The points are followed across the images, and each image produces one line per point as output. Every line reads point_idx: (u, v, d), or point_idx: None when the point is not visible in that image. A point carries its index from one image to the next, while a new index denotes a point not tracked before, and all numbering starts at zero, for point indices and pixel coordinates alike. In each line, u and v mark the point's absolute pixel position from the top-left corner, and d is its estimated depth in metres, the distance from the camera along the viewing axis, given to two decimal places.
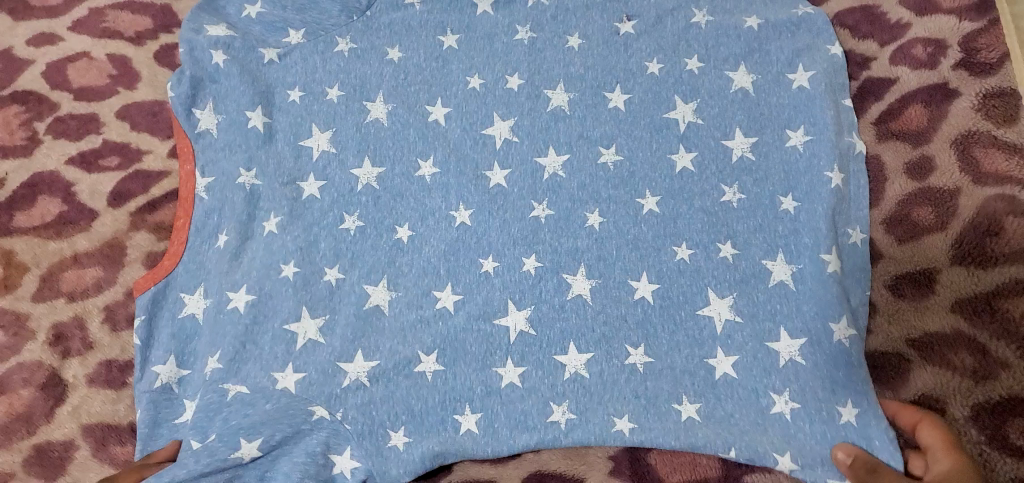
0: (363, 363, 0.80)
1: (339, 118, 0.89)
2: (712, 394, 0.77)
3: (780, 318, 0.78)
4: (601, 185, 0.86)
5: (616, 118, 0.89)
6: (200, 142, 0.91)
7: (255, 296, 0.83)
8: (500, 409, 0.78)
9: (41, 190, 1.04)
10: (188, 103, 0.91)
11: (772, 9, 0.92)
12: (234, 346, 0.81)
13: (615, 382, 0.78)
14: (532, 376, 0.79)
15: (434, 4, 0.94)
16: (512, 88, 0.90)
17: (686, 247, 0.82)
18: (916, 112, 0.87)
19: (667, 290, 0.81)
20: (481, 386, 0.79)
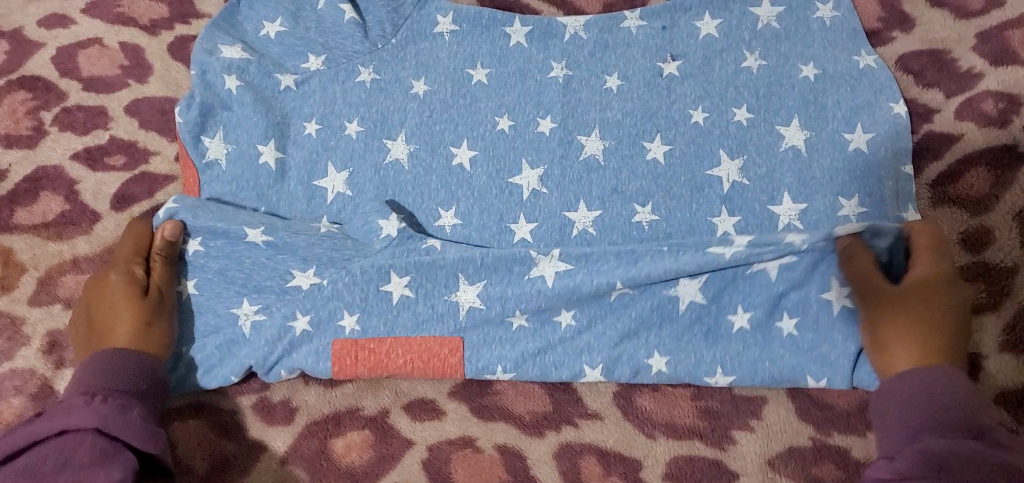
0: (399, 281, 0.76)
1: (358, 157, 0.84)
2: (733, 291, 0.74)
3: (811, 350, 0.73)
4: (634, 245, 0.79)
5: (654, 171, 0.82)
6: (204, 173, 0.83)
7: (264, 306, 0.76)
8: (515, 289, 0.75)
9: (43, 185, 0.86)
10: (196, 130, 0.83)
11: (834, 57, 0.84)
12: (270, 301, 0.77)
13: (631, 253, 0.74)
14: (567, 277, 0.74)
15: (464, 35, 0.89)
16: (543, 132, 0.84)
17: (726, 308, 0.74)
18: (976, 175, 0.78)
19: (682, 357, 0.75)
20: (517, 266, 0.75)
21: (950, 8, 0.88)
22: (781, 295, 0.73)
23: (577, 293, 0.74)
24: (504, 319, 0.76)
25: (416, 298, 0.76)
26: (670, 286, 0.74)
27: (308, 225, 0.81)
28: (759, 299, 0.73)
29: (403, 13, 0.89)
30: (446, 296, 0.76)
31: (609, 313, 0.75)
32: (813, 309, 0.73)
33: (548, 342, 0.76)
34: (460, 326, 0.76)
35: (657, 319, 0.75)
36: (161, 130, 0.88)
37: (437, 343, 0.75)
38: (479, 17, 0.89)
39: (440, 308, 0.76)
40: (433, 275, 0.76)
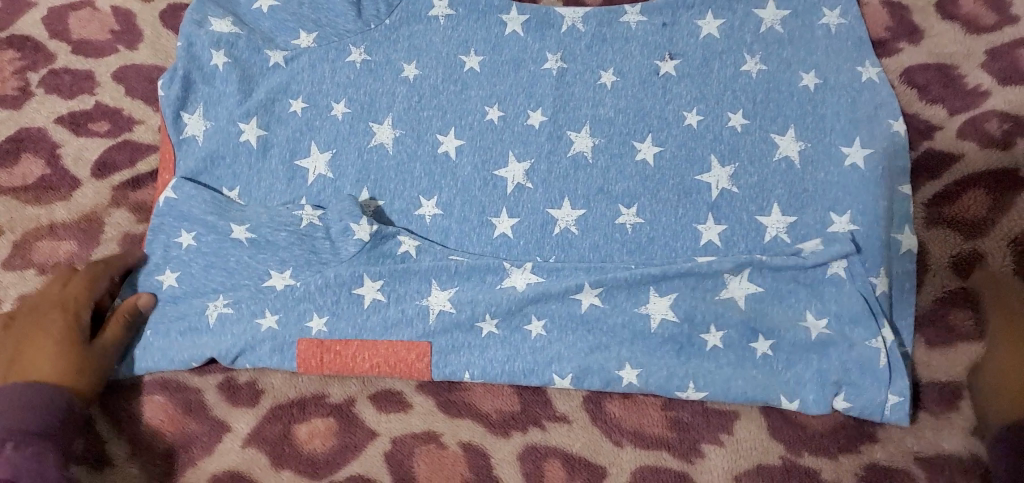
0: (372, 285, 0.76)
1: (342, 140, 0.83)
2: (707, 310, 0.73)
3: (785, 378, 0.71)
4: (615, 248, 0.78)
5: (642, 173, 0.80)
6: (183, 150, 0.83)
7: (236, 300, 0.76)
8: (486, 291, 0.75)
9: (25, 147, 0.85)
10: (177, 105, 0.83)
11: (837, 66, 0.82)
12: (246, 293, 0.76)
13: (604, 268, 0.75)
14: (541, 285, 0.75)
15: (460, 19, 0.86)
16: (532, 125, 0.83)
17: (700, 328, 0.73)
18: (974, 197, 0.75)
19: (655, 374, 0.72)
20: (494, 276, 0.76)
21: (962, 20, 0.84)
22: (754, 319, 0.72)
23: (547, 299, 0.74)
24: (473, 325, 0.75)
25: (387, 302, 0.76)
26: (641, 303, 0.74)
27: (291, 212, 0.78)
28: (732, 320, 0.72)
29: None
30: (417, 301, 0.75)
31: (581, 325, 0.74)
32: (787, 334, 0.71)
33: (517, 349, 0.74)
34: (429, 331, 0.75)
35: (629, 334, 0.74)
36: (147, 98, 0.87)
37: (404, 346, 0.74)
38: (476, 2, 0.86)
39: (411, 312, 0.75)
40: (405, 279, 0.76)
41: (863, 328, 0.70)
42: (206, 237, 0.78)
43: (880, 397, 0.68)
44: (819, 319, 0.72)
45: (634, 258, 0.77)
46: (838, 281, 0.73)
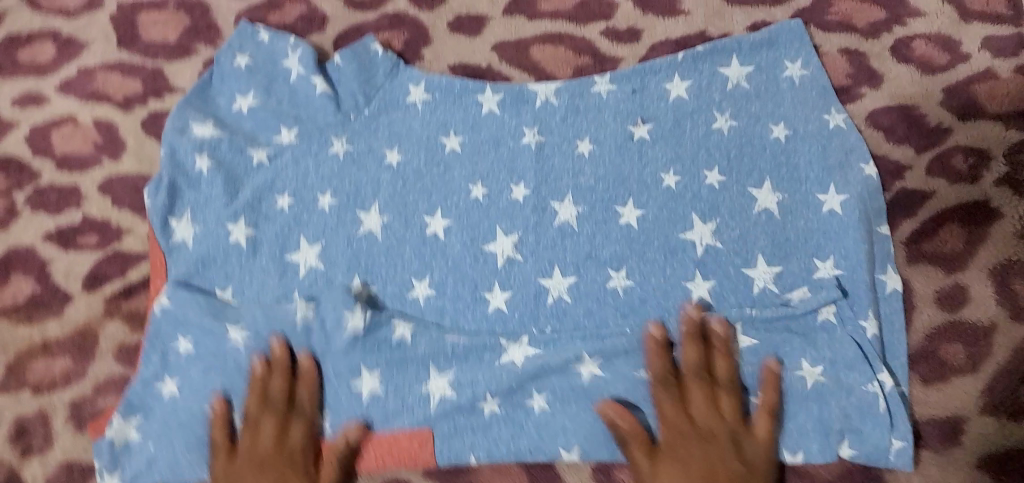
0: (369, 376, 0.76)
1: (330, 231, 0.84)
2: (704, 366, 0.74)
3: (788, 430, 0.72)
4: (609, 311, 0.79)
5: (628, 236, 0.81)
6: (174, 254, 0.84)
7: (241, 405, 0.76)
8: (483, 372, 0.75)
9: (15, 266, 0.86)
10: (165, 212, 0.84)
11: (804, 117, 0.84)
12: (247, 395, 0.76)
13: (599, 333, 0.77)
14: (539, 361, 0.75)
15: (437, 103, 0.89)
16: (516, 199, 0.84)
17: None
18: (950, 231, 0.78)
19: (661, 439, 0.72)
20: (489, 355, 0.77)
21: (918, 61, 0.86)
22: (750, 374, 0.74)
23: (546, 373, 0.75)
24: (476, 406, 0.75)
25: (386, 393, 0.76)
26: (640, 366, 0.75)
27: (284, 307, 0.79)
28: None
29: (374, 84, 0.89)
30: (417, 389, 0.76)
31: (584, 396, 0.74)
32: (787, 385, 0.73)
33: (521, 428, 0.74)
34: (430, 417, 0.75)
35: (632, 400, 0.74)
36: (134, 205, 0.88)
37: (406, 437, 0.75)
38: (451, 85, 0.89)
39: (412, 399, 0.75)
40: (403, 367, 0.76)
41: (860, 372, 0.72)
42: (200, 341, 0.78)
43: (885, 442, 0.70)
44: (815, 365, 0.73)
45: (628, 321, 0.78)
46: (830, 326, 0.75)
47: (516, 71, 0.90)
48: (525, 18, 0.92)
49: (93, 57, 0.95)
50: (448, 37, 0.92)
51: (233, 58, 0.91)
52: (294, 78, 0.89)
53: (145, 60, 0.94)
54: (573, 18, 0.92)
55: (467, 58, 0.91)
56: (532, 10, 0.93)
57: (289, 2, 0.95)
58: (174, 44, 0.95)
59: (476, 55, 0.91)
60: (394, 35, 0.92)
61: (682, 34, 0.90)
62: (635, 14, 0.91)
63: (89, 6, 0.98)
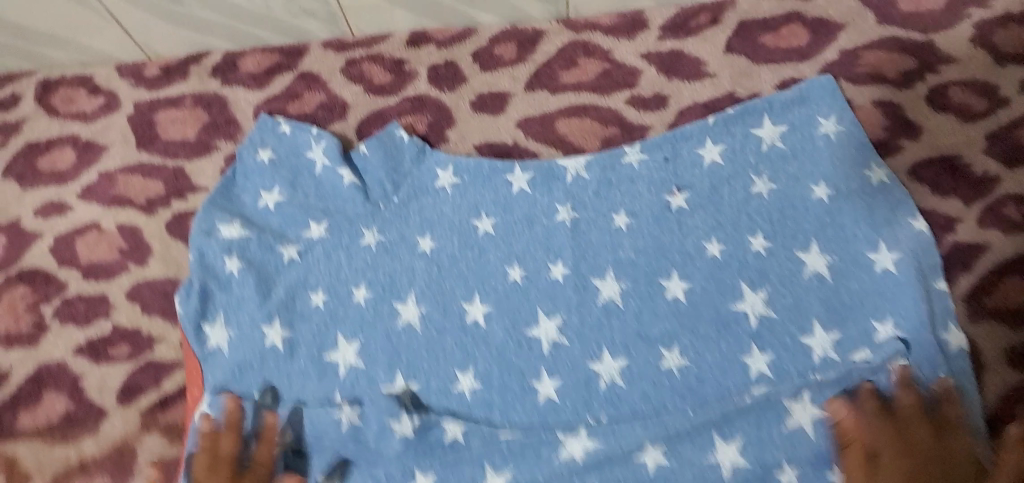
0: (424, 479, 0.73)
1: (368, 325, 0.82)
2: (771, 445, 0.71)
3: None
4: (665, 394, 0.76)
5: (676, 311, 0.79)
6: (210, 362, 0.81)
7: None
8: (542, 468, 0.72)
9: (46, 384, 0.83)
10: (197, 318, 0.82)
11: (847, 171, 0.82)
12: None
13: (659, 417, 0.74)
14: (600, 452, 0.72)
15: (467, 185, 0.87)
16: (556, 279, 0.82)
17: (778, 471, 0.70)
18: (1010, 285, 0.75)
19: None
20: (549, 450, 0.73)
21: (955, 109, 0.83)
22: (825, 447, 0.70)
23: (612, 464, 0.72)
24: None
25: None
26: (708, 450, 0.71)
27: (331, 413, 0.76)
28: (805, 452, 0.70)
29: (400, 172, 0.88)
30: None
31: None
32: None
33: None
34: None
35: None
36: (164, 311, 0.85)
37: None
38: (479, 167, 0.87)
39: None
40: (458, 467, 0.73)
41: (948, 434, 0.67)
42: None
43: None
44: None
45: (687, 401, 0.76)
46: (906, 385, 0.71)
47: (543, 147, 0.88)
48: (548, 92, 0.91)
49: (113, 160, 0.93)
50: (472, 117, 0.90)
51: (254, 156, 0.90)
52: (319, 171, 0.88)
53: (165, 161, 0.92)
54: (597, 88, 0.90)
55: (492, 136, 0.89)
56: (554, 83, 0.91)
57: (307, 92, 0.94)
58: (194, 142, 0.93)
59: (501, 133, 0.89)
60: (416, 119, 0.91)
61: (710, 98, 0.88)
62: (660, 80, 0.90)
63: (106, 108, 0.97)
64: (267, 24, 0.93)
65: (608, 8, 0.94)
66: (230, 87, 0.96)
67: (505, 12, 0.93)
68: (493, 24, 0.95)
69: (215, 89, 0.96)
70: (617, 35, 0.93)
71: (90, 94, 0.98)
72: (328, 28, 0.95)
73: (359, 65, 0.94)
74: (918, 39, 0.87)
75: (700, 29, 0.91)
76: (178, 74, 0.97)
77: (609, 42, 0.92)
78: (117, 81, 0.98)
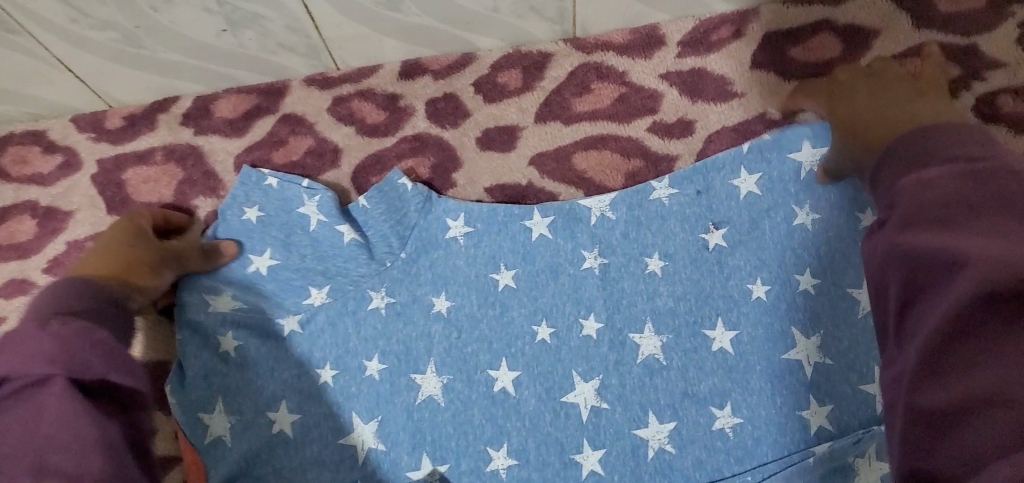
0: None
1: (386, 402, 0.73)
2: None
3: None
4: (721, 459, 0.69)
5: (725, 364, 0.72)
6: (209, 454, 0.72)
7: None
8: None
9: None
10: (194, 409, 0.73)
11: None
12: None
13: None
14: None
15: (479, 234, 0.79)
16: (590, 335, 0.74)
17: None
18: None
19: None
20: None
21: (1008, 120, 0.77)
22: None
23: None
24: None
25: None
26: None
27: None
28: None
29: (405, 224, 0.79)
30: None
31: None
32: None
33: None
34: None
35: None
36: (157, 400, 0.78)
37: None
38: (493, 214, 0.79)
39: None
40: None
41: None
42: None
43: None
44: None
45: (746, 466, 0.69)
46: None
47: (562, 186, 0.80)
48: (560, 123, 0.82)
49: (81, 227, 0.84)
50: (479, 156, 0.82)
51: (239, 217, 0.80)
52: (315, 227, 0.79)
53: None
54: (614, 115, 0.82)
55: (504, 178, 0.81)
56: (566, 112, 0.83)
57: (293, 137, 0.84)
58: (170, 201, 0.83)
59: (514, 173, 0.81)
60: (419, 161, 0.82)
61: (740, 120, 0.80)
62: (683, 103, 0.82)
63: (66, 168, 0.86)
64: (242, 64, 0.83)
65: (620, 24, 0.85)
66: (205, 136, 0.86)
67: (509, 35, 0.83)
68: (495, 49, 0.86)
69: (188, 139, 0.86)
70: (632, 55, 0.84)
71: (45, 152, 0.87)
72: (311, 63, 0.85)
73: (347, 103, 0.85)
74: (960, 43, 0.80)
75: (722, 43, 0.83)
76: (144, 123, 0.87)
77: (624, 62, 0.84)
78: (75, 135, 0.87)
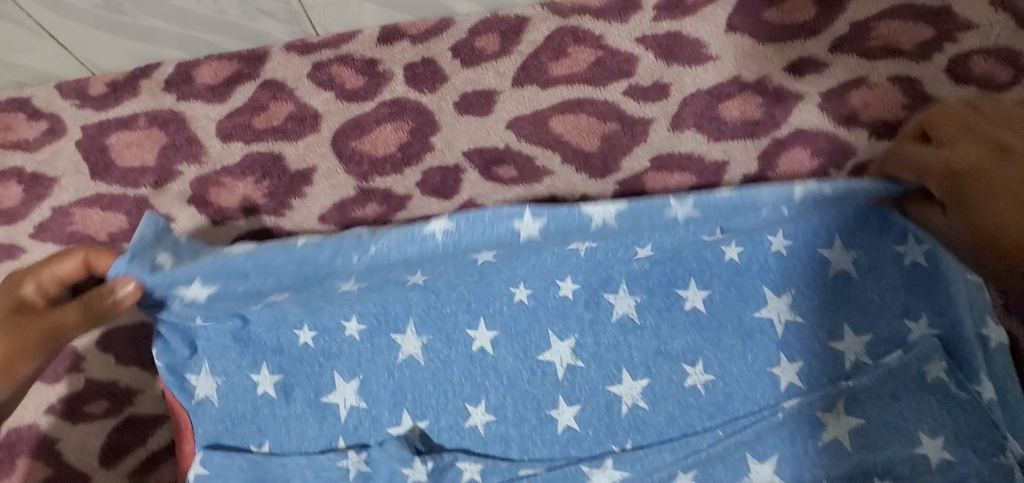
0: None
1: (367, 362, 0.75)
2: (805, 460, 0.68)
3: None
4: (693, 415, 0.71)
5: (697, 323, 0.74)
6: (198, 413, 0.74)
7: None
8: None
9: (21, 449, 0.77)
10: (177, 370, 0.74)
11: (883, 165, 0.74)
12: None
13: (686, 437, 0.70)
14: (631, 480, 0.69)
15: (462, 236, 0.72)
16: (566, 296, 0.76)
17: None
18: None
19: None
20: None
21: (979, 82, 0.78)
22: (865, 462, 0.66)
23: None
24: None
25: None
26: (742, 474, 0.68)
27: (337, 464, 0.71)
28: (844, 469, 0.67)
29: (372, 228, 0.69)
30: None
31: None
32: (901, 467, 0.66)
33: None
34: None
35: None
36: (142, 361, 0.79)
37: None
38: (478, 215, 0.67)
39: None
40: None
41: (990, 440, 0.65)
42: None
43: None
44: (935, 438, 0.66)
45: (716, 421, 0.71)
46: (943, 384, 0.68)
47: (538, 148, 0.81)
48: (537, 87, 0.83)
49: (66, 193, 0.85)
50: (458, 120, 0.82)
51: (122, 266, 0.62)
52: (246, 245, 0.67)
53: (124, 190, 0.84)
54: (591, 79, 0.83)
55: (482, 142, 0.82)
56: (544, 76, 0.83)
57: (274, 102, 0.85)
58: (154, 167, 0.84)
59: (491, 136, 0.82)
60: (398, 126, 0.83)
61: (715, 83, 0.81)
62: (659, 67, 0.82)
63: (50, 134, 0.87)
64: (223, 29, 0.83)
65: None
66: (186, 102, 0.86)
67: None
68: (472, 13, 0.86)
69: (170, 105, 0.86)
70: (608, 17, 0.84)
71: (29, 119, 0.88)
72: (289, 29, 0.85)
73: (327, 69, 0.86)
74: (933, 5, 0.81)
75: (697, 6, 0.83)
76: (126, 90, 0.88)
77: (600, 26, 0.84)
78: (59, 102, 0.88)
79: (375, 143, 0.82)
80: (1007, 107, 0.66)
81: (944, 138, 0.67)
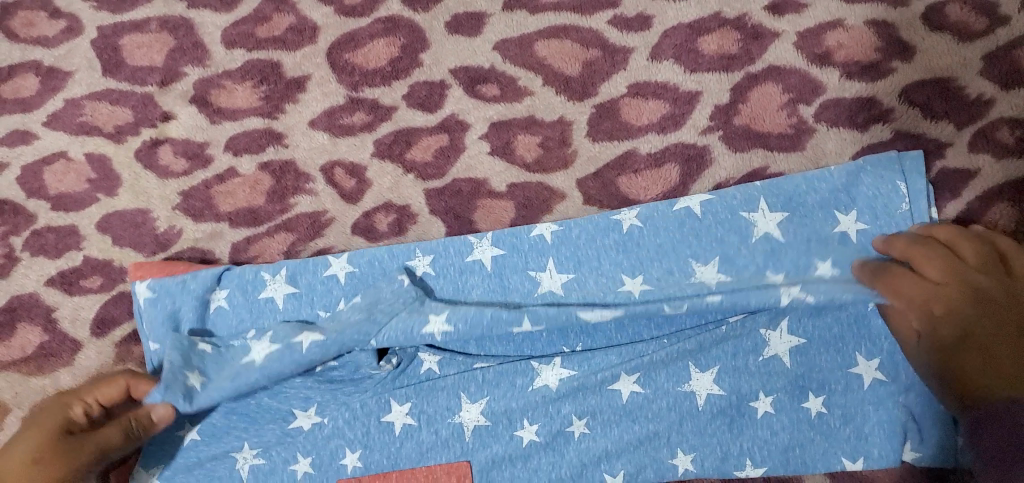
0: (401, 408, 0.72)
1: (330, 281, 0.76)
2: (746, 374, 0.70)
3: (834, 437, 0.69)
4: (642, 324, 0.72)
5: (658, 250, 0.74)
6: (161, 309, 0.77)
7: (261, 449, 0.72)
8: (517, 401, 0.72)
9: (20, 315, 0.83)
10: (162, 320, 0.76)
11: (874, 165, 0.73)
12: (272, 438, 0.72)
13: (632, 343, 0.72)
14: (579, 376, 0.71)
15: (463, 327, 0.71)
16: (539, 236, 0.75)
17: (766, 398, 0.70)
18: (999, 212, 0.74)
19: (707, 457, 0.70)
20: (521, 377, 0.72)
21: (954, 29, 0.79)
22: (802, 377, 0.70)
23: (584, 393, 0.72)
24: (512, 434, 0.72)
25: (418, 425, 0.72)
26: (683, 381, 0.71)
27: None
28: (780, 382, 0.70)
29: (376, 319, 0.70)
30: (449, 419, 0.72)
31: (624, 416, 0.71)
32: (838, 387, 0.69)
33: (562, 456, 0.71)
34: (467, 449, 0.72)
35: (676, 416, 0.71)
36: (137, 244, 0.84)
37: (445, 470, 0.71)
38: (479, 317, 0.70)
39: (445, 433, 0.72)
40: (433, 397, 0.72)
41: None
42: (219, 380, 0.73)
43: (950, 441, 0.68)
44: (871, 360, 0.69)
45: (661, 330, 0.72)
46: None
47: (521, 70, 0.85)
48: (526, 12, 0.86)
49: (78, 87, 0.90)
50: (447, 39, 0.86)
51: (184, 381, 0.70)
52: (275, 341, 0.71)
53: (132, 86, 0.89)
54: (578, 7, 0.86)
55: (469, 61, 0.86)
56: (534, 3, 0.87)
57: (276, 14, 0.90)
58: (161, 67, 0.90)
59: (478, 56, 0.86)
60: (390, 42, 0.87)
61: (697, 17, 0.84)
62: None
63: (68, 33, 0.93)
64: None
65: None
66: (195, 10, 0.91)
67: None
68: None
69: (180, 12, 0.92)
70: None
71: (50, 18, 0.94)
72: None
73: None
74: None
75: None
76: None
77: None
78: (78, 3, 0.94)
79: (367, 56, 0.87)
80: (981, 246, 0.66)
81: (922, 267, 0.66)
